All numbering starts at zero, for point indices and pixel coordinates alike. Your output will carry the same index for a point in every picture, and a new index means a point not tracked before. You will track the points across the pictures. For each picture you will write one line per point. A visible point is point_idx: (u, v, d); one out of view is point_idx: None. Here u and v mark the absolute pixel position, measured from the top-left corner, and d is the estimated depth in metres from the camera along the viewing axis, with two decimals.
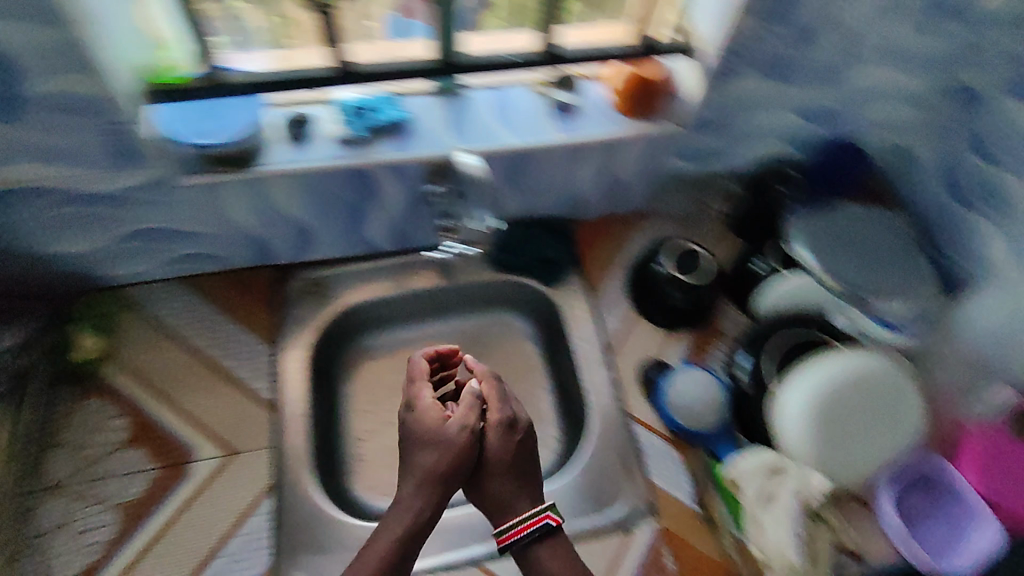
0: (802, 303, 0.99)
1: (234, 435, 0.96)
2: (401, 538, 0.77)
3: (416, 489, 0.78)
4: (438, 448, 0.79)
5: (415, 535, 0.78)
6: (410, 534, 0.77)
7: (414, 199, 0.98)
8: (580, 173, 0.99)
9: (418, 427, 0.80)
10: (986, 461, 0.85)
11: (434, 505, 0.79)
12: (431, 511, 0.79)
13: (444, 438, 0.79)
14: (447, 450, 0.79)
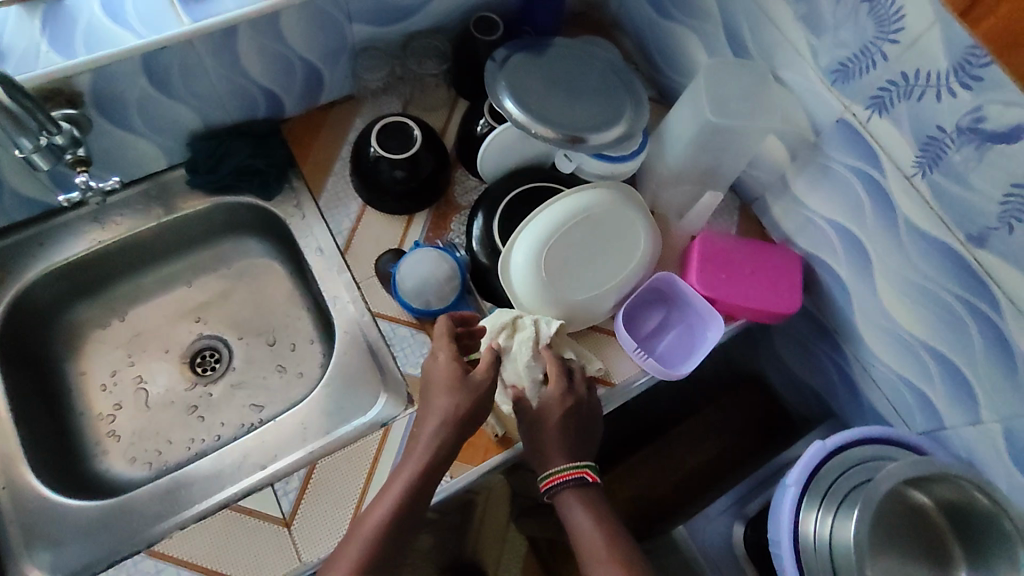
0: (610, 177, 0.86)
1: (159, 364, 0.90)
2: (438, 456, 0.68)
3: (437, 428, 0.69)
4: (452, 389, 0.70)
5: (438, 461, 0.68)
6: (432, 460, 0.68)
7: (166, 128, 0.80)
8: (328, 78, 0.87)
9: (466, 385, 0.70)
10: (748, 276, 0.82)
11: (448, 443, 0.69)
12: (445, 449, 0.69)
13: (473, 380, 0.71)
14: (458, 384, 0.70)
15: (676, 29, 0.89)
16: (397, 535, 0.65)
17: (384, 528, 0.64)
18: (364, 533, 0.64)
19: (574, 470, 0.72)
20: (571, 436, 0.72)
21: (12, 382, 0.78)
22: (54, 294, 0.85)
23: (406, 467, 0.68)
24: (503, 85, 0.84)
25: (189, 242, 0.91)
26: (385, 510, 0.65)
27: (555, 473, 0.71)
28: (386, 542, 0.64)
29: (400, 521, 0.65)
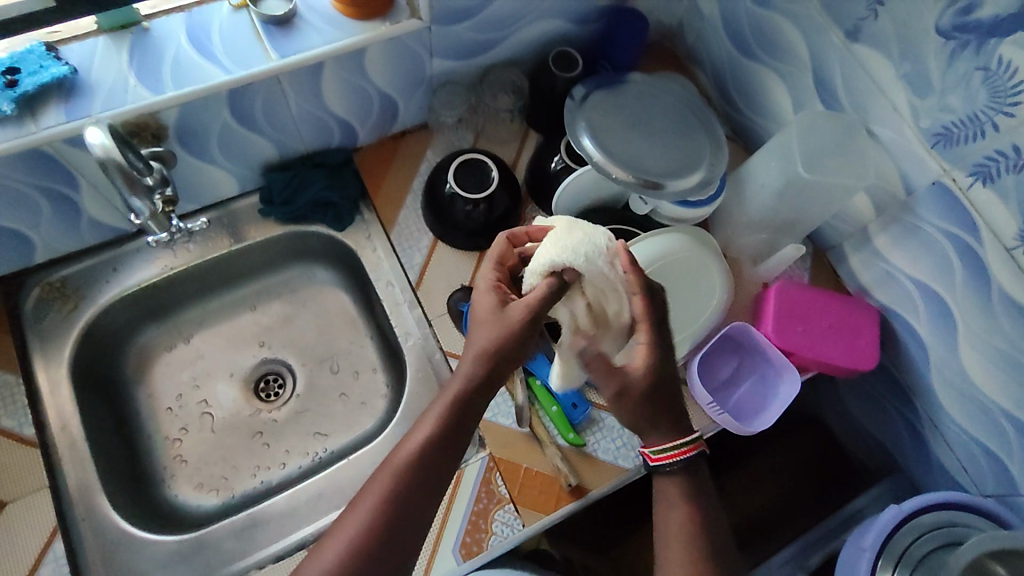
0: (684, 222, 0.85)
1: (217, 390, 0.90)
2: (471, 388, 0.62)
3: (477, 359, 0.62)
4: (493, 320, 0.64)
5: (470, 394, 0.63)
6: (466, 392, 0.62)
7: (243, 159, 0.80)
8: (403, 109, 0.86)
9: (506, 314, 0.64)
10: (824, 331, 0.81)
11: (485, 378, 0.63)
12: (480, 383, 0.63)
13: (509, 315, 0.63)
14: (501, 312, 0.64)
15: (759, 69, 0.87)
16: (423, 471, 0.60)
17: (411, 470, 0.59)
18: (389, 468, 0.59)
19: (687, 448, 0.62)
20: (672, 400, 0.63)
21: (87, 409, 0.78)
22: (127, 318, 0.85)
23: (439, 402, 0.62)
24: (582, 125, 0.82)
25: (256, 268, 0.91)
26: (414, 446, 0.60)
27: (664, 450, 0.62)
28: (411, 483, 0.59)
29: (428, 459, 0.60)
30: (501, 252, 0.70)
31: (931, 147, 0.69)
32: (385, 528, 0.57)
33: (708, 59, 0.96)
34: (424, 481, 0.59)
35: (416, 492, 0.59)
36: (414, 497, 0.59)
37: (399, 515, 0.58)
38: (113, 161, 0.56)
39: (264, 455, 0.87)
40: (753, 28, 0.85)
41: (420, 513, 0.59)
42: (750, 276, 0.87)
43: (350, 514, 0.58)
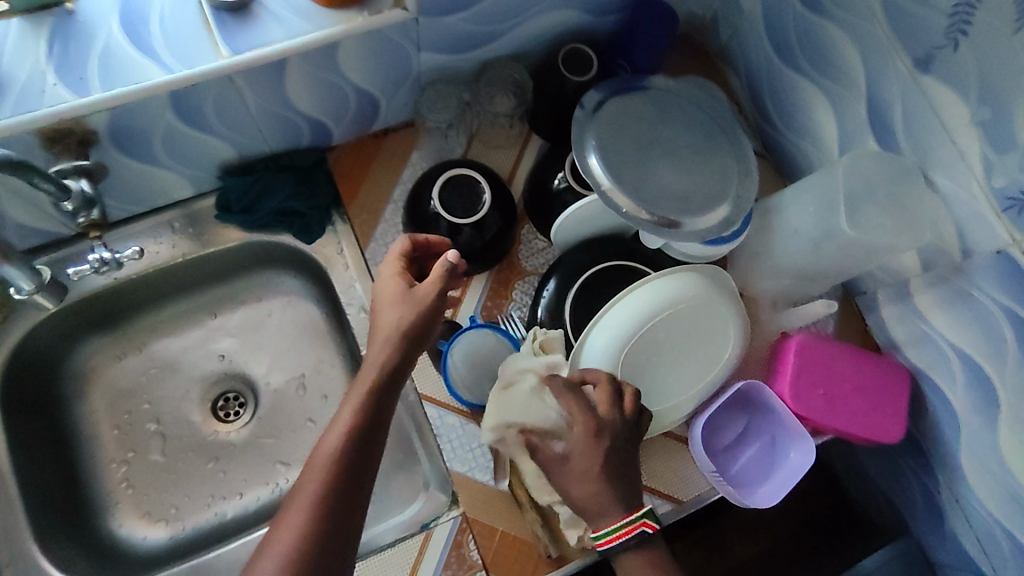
0: (699, 260, 0.75)
1: (170, 408, 0.81)
2: (383, 378, 0.55)
3: (386, 343, 0.57)
4: (399, 302, 0.58)
5: (382, 387, 0.55)
6: (377, 389, 0.55)
7: (195, 161, 0.69)
8: (385, 107, 0.74)
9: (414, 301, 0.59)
10: (846, 396, 0.73)
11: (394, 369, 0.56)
12: (389, 375, 0.56)
13: (420, 293, 0.59)
14: (408, 298, 0.58)
15: (801, 84, 0.75)
16: (348, 479, 0.51)
17: (331, 475, 0.51)
18: (313, 470, 0.51)
19: (634, 523, 0.55)
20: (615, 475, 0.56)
21: (16, 432, 0.71)
22: (67, 328, 0.76)
23: (349, 401, 0.54)
24: (591, 141, 0.71)
25: (216, 274, 0.81)
26: (332, 443, 0.52)
27: (610, 533, 0.55)
28: (336, 492, 0.50)
29: (352, 462, 0.52)
30: (403, 251, 0.62)
31: (1002, 209, 0.57)
32: (317, 550, 0.48)
33: (742, 62, 0.83)
34: (352, 486, 0.51)
35: (347, 504, 0.51)
36: (345, 507, 0.50)
37: (333, 532, 0.49)
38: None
39: (216, 485, 0.79)
40: (799, 35, 0.72)
41: (354, 525, 0.51)
42: (768, 323, 0.78)
43: (275, 539, 0.49)
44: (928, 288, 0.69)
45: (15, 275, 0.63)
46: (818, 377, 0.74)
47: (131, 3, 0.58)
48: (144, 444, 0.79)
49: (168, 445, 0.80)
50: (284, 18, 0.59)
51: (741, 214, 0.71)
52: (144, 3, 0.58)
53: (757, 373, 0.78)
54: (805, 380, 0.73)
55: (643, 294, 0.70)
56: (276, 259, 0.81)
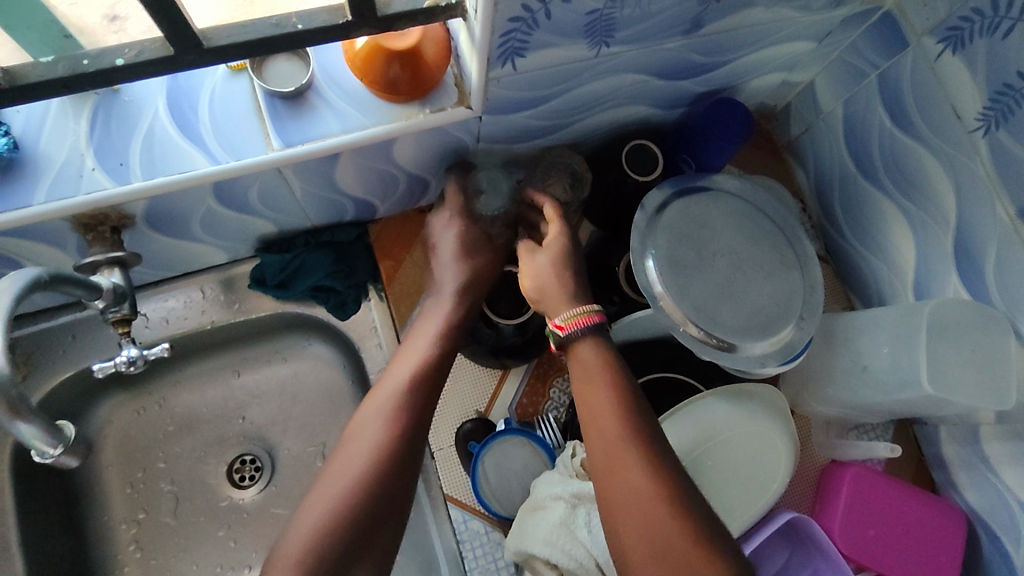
0: (754, 376, 0.70)
1: (185, 470, 0.78)
2: (454, 321, 0.64)
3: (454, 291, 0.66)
4: (464, 254, 0.68)
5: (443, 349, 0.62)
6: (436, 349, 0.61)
7: (233, 234, 0.66)
8: (435, 186, 0.71)
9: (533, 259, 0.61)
10: (898, 536, 0.68)
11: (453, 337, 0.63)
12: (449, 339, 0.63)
13: (482, 248, 0.69)
14: (461, 261, 0.67)
15: (880, 200, 0.70)
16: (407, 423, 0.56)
17: (383, 427, 0.55)
18: (392, 386, 0.58)
19: (595, 311, 0.55)
20: (610, 358, 0.54)
21: (27, 495, 0.68)
22: (88, 385, 0.74)
23: (410, 355, 0.61)
24: (650, 248, 0.66)
25: (245, 334, 0.79)
26: (409, 370, 0.59)
27: (573, 313, 0.55)
28: (394, 429, 0.55)
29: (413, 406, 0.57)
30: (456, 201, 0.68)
31: None
32: (374, 482, 0.53)
33: (814, 160, 0.78)
34: (411, 435, 0.56)
35: (405, 442, 0.55)
36: (402, 449, 0.55)
37: (388, 468, 0.53)
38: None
39: (228, 556, 0.76)
40: (883, 150, 0.67)
41: (417, 457, 0.56)
42: (818, 447, 0.74)
43: (334, 467, 0.54)
44: (1002, 439, 0.64)
45: (30, 434, 0.49)
46: (868, 513, 0.69)
47: (179, 81, 0.55)
48: (154, 507, 0.76)
49: (180, 511, 0.77)
50: (341, 108, 0.55)
51: (805, 336, 0.66)
52: (195, 83, 0.55)
53: (801, 497, 0.73)
54: (853, 518, 0.69)
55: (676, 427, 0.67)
56: (309, 326, 0.78)
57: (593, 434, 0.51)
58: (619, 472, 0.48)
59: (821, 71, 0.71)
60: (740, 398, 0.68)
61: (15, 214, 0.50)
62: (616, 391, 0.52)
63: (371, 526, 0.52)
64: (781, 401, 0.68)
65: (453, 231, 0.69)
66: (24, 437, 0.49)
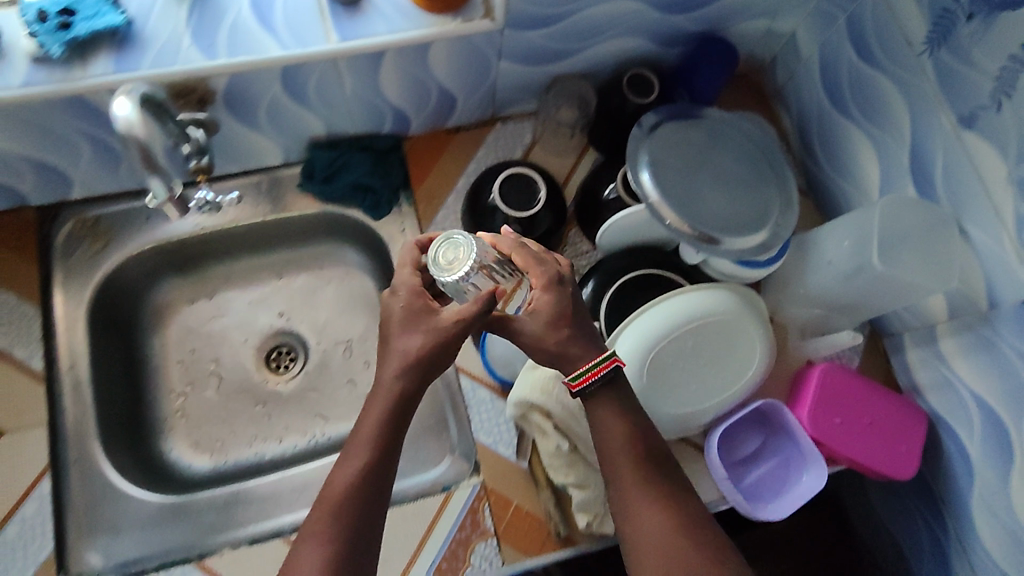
0: (735, 279, 0.80)
1: (229, 353, 0.89)
2: (396, 410, 0.57)
3: (394, 377, 0.57)
4: (411, 331, 0.58)
5: (399, 402, 0.57)
6: (393, 405, 0.57)
7: (290, 131, 0.77)
8: (461, 105, 0.82)
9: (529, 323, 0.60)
10: (862, 428, 0.76)
11: (414, 386, 0.58)
12: (410, 390, 0.58)
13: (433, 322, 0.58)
14: (401, 346, 0.58)
15: (851, 130, 0.79)
16: (367, 494, 0.55)
17: (331, 534, 0.53)
18: (330, 500, 0.54)
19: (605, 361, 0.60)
20: (626, 409, 0.61)
21: (98, 351, 0.78)
22: (153, 267, 0.85)
23: (366, 422, 0.57)
24: (645, 158, 0.76)
25: (289, 237, 0.90)
26: (350, 474, 0.55)
27: (585, 370, 0.59)
28: (354, 510, 0.54)
29: (371, 476, 0.55)
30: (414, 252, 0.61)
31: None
32: (348, 554, 0.53)
33: (796, 103, 0.88)
34: (359, 532, 0.54)
35: (350, 540, 0.53)
36: (365, 523, 0.54)
37: (353, 548, 0.53)
38: (133, 135, 0.54)
39: (265, 426, 0.86)
40: (852, 83, 0.77)
41: (368, 548, 0.54)
42: (794, 350, 0.81)
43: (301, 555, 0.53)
44: (952, 333, 0.72)
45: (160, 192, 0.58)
46: (836, 404, 0.77)
47: None
48: (201, 382, 0.87)
49: (224, 386, 0.87)
50: (390, 14, 0.67)
51: (778, 239, 0.76)
52: None
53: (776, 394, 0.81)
54: (823, 408, 0.76)
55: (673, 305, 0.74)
56: (346, 229, 0.89)
57: (613, 476, 0.59)
58: (634, 512, 0.57)
59: (800, 20, 0.82)
60: (729, 291, 0.76)
61: (123, 75, 0.61)
62: (631, 438, 0.60)
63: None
64: (756, 299, 0.77)
65: (395, 313, 0.59)
66: (155, 194, 0.58)
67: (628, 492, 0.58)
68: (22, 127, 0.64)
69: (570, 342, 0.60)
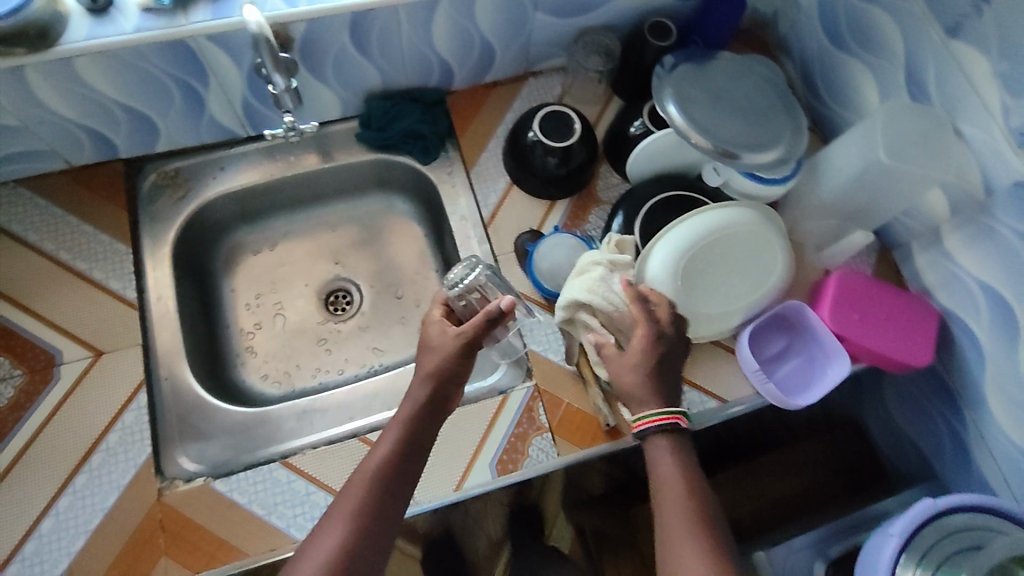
0: (753, 198, 0.88)
1: (291, 296, 0.96)
2: (428, 402, 0.67)
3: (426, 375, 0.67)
4: (438, 344, 0.69)
5: (424, 412, 0.67)
6: (418, 412, 0.66)
7: (349, 83, 0.87)
8: (499, 59, 0.91)
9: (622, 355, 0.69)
10: (880, 323, 0.83)
11: (438, 399, 0.67)
12: (432, 402, 0.67)
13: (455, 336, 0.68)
14: (430, 354, 0.68)
15: (851, 62, 0.88)
16: (390, 484, 0.62)
17: (365, 498, 0.60)
18: (364, 472, 0.62)
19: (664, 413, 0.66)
20: (683, 456, 0.65)
21: (180, 286, 0.86)
22: (223, 217, 0.93)
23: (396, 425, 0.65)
24: (669, 91, 0.84)
25: (343, 189, 0.98)
26: (385, 450, 0.64)
27: (645, 418, 0.66)
28: (387, 482, 0.62)
29: (394, 469, 0.63)
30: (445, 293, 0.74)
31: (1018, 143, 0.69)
32: (372, 518, 0.60)
33: (798, 48, 0.97)
34: (386, 499, 0.61)
35: (379, 501, 0.61)
36: (384, 510, 0.61)
37: (370, 530, 0.59)
38: (263, 37, 0.68)
39: (327, 358, 0.93)
40: (847, 19, 0.87)
41: (393, 514, 0.61)
42: (811, 260, 0.90)
43: (322, 531, 0.59)
44: (956, 228, 0.80)
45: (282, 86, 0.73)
46: (855, 304, 0.84)
47: None
48: (268, 321, 0.94)
49: (290, 325, 0.95)
50: None
51: (792, 157, 0.85)
52: None
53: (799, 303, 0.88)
54: (844, 306, 0.83)
55: (712, 216, 0.82)
56: (395, 179, 0.98)
57: (663, 523, 0.61)
58: (677, 544, 0.60)
59: None
60: (757, 207, 0.84)
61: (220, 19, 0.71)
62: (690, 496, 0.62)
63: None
64: (777, 217, 0.86)
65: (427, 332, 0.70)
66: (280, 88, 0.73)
67: (677, 529, 0.60)
68: (128, 71, 0.73)
69: (637, 390, 0.67)
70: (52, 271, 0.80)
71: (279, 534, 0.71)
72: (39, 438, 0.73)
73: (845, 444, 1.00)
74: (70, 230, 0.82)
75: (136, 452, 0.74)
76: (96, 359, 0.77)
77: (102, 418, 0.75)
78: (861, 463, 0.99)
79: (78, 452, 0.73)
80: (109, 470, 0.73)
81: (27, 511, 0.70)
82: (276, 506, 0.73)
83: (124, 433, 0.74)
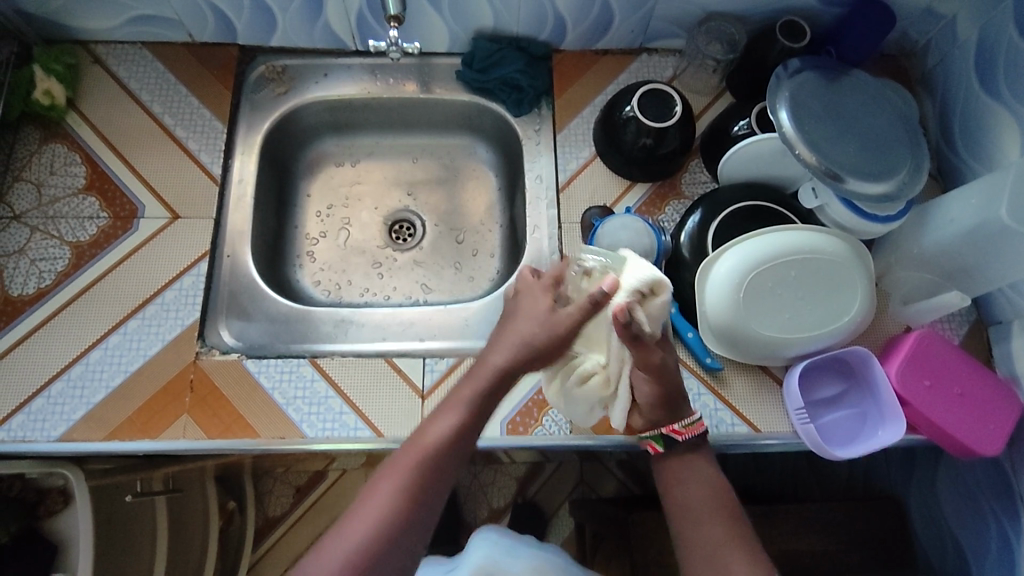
0: (847, 231, 0.81)
1: (359, 214, 0.99)
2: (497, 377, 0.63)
3: (506, 350, 0.63)
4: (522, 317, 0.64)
5: (491, 388, 0.63)
6: (484, 388, 0.63)
7: (462, 18, 0.87)
8: (616, 26, 0.89)
9: (663, 367, 0.65)
10: (952, 397, 0.75)
11: (507, 376, 0.63)
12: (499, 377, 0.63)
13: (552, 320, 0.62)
14: (511, 328, 0.64)
15: (995, 109, 0.80)
16: (444, 458, 0.61)
17: (415, 468, 0.60)
18: (421, 440, 0.61)
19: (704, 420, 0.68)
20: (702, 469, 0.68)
21: (262, 174, 0.90)
22: (315, 122, 0.97)
23: (458, 396, 0.63)
24: (784, 95, 0.79)
25: (432, 123, 0.99)
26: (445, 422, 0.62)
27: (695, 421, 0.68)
28: (441, 456, 0.60)
29: (456, 439, 0.62)
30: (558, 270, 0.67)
31: None
32: (419, 491, 0.59)
33: (942, 86, 0.89)
34: (435, 471, 0.60)
35: (430, 474, 0.60)
36: (433, 485, 0.60)
37: (422, 494, 0.59)
38: None
39: (376, 281, 0.95)
40: (1007, 62, 0.78)
41: (442, 489, 0.60)
42: (893, 313, 0.83)
43: (379, 486, 0.59)
44: None
45: None
46: (930, 369, 0.77)
47: None
48: (333, 232, 0.97)
49: (352, 240, 0.97)
50: None
51: (904, 196, 0.77)
52: None
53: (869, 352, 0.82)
54: (913, 368, 0.76)
55: (797, 240, 0.76)
56: (486, 127, 0.98)
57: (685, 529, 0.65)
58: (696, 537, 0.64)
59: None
60: (852, 245, 0.78)
61: None
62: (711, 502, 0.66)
63: (407, 543, 0.58)
64: (868, 259, 0.79)
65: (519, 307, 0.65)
66: None
67: (693, 526, 0.65)
68: None
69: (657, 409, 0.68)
70: (153, 129, 0.86)
71: (292, 425, 0.74)
72: (107, 277, 0.79)
73: (883, 518, 0.93)
74: (179, 97, 0.88)
75: (185, 312, 0.78)
76: (172, 219, 0.82)
77: (164, 275, 0.80)
78: (894, 542, 0.92)
79: (133, 298, 0.78)
80: (156, 323, 0.78)
81: (80, 336, 0.76)
82: (295, 400, 0.75)
83: (179, 292, 0.79)
